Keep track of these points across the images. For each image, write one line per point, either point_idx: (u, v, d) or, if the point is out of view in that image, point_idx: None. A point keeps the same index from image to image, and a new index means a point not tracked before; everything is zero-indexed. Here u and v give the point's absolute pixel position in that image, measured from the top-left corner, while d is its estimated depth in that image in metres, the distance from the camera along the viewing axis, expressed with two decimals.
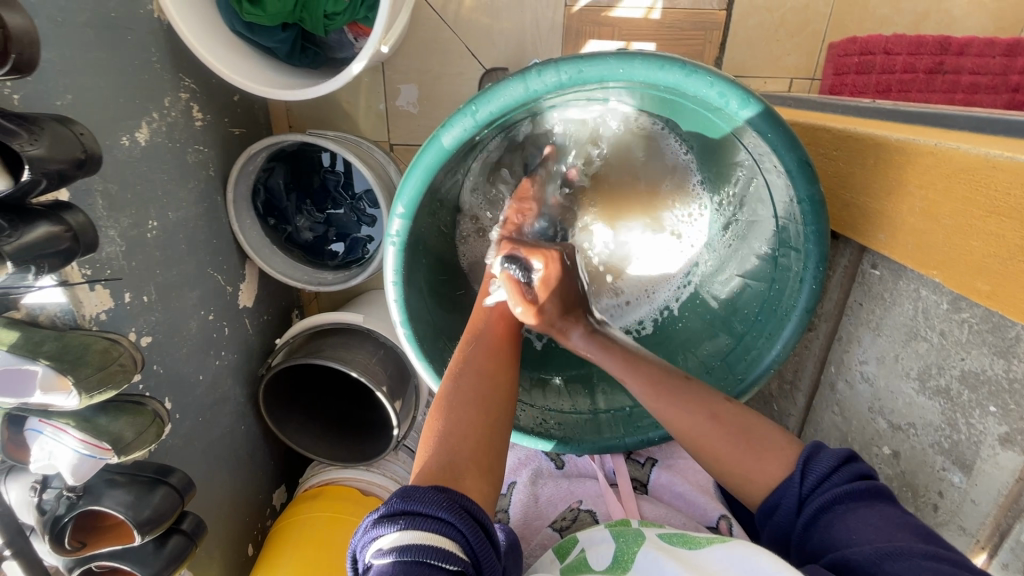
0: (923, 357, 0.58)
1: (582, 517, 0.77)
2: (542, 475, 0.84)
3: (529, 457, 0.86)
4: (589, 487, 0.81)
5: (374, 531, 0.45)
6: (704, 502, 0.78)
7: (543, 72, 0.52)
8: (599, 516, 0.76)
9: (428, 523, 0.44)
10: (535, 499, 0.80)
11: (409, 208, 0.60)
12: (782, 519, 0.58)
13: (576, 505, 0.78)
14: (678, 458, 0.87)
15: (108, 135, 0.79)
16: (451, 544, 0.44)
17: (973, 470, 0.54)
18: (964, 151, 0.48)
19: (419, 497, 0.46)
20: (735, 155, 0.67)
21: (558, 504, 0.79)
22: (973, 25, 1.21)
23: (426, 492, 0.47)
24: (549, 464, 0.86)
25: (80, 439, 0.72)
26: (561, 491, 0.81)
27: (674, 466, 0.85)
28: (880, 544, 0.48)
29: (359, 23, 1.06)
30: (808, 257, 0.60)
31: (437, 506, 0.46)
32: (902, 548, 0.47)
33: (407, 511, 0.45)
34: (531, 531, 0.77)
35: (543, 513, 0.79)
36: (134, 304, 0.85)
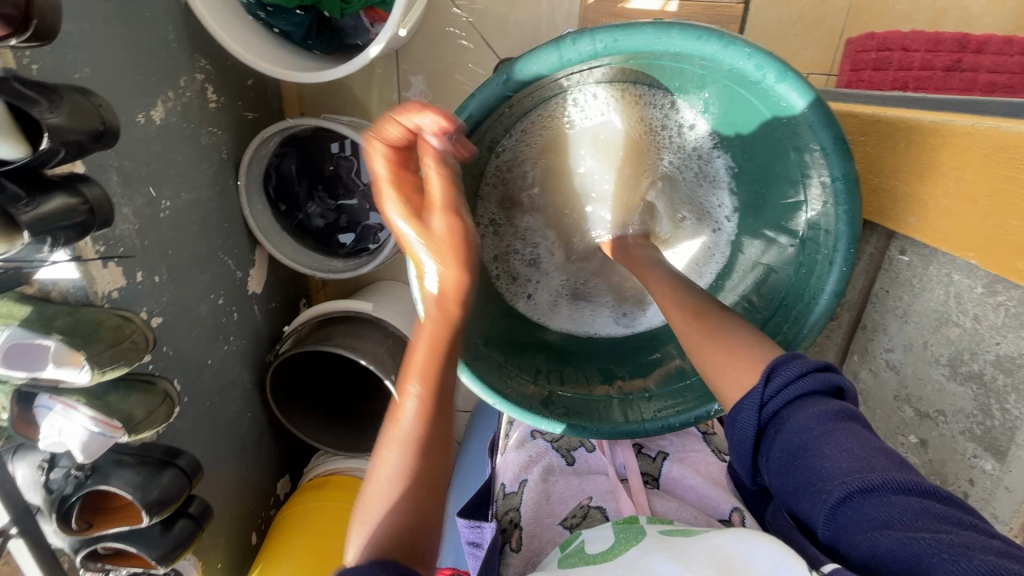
0: (954, 343, 0.57)
1: (593, 513, 0.76)
2: (553, 471, 0.83)
3: (539, 454, 0.85)
4: (599, 483, 0.80)
5: None
6: (716, 493, 0.77)
7: (578, 40, 0.51)
8: (610, 513, 0.75)
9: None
10: (546, 496, 0.79)
11: (436, 179, 0.58)
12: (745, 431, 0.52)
13: (586, 502, 0.77)
14: (691, 452, 0.86)
15: (124, 111, 0.78)
16: None
17: (1007, 457, 0.52)
18: (1006, 129, 0.47)
19: None
20: (767, 136, 0.65)
21: (569, 501, 0.78)
22: (992, 23, 1.20)
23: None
24: (560, 462, 0.85)
25: (91, 417, 0.71)
26: (571, 488, 0.80)
27: (686, 459, 0.85)
28: (847, 475, 0.43)
29: (377, 8, 1.06)
30: (839, 238, 0.58)
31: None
32: (871, 481, 0.42)
33: None
34: (542, 528, 0.76)
35: (554, 510, 0.78)
36: (146, 284, 0.85)
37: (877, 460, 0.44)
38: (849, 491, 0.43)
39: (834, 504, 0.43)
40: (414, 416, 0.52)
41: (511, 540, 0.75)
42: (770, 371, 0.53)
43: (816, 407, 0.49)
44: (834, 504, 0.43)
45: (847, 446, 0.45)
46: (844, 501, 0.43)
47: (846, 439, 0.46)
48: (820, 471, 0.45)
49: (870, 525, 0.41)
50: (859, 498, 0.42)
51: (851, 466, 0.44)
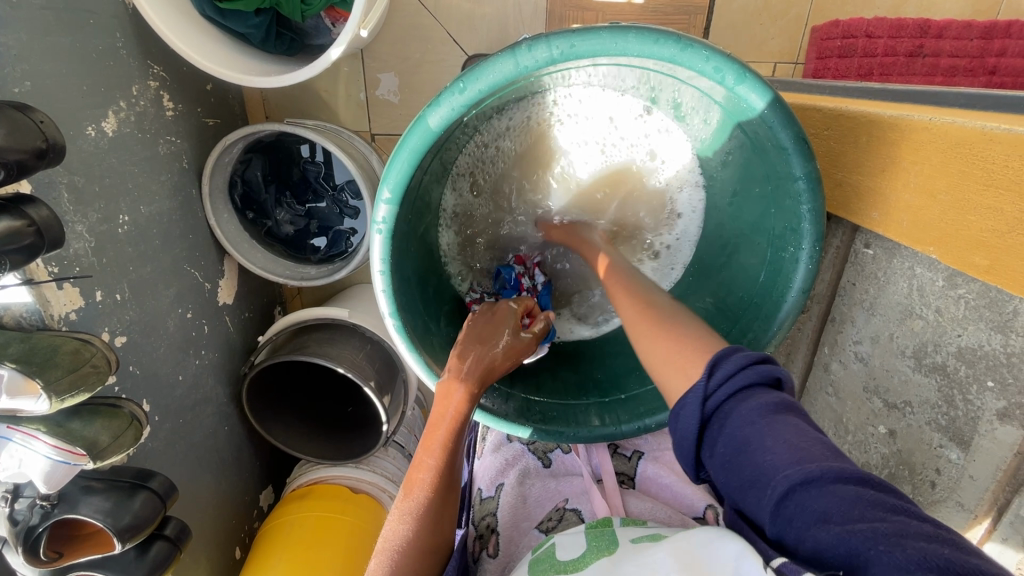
0: (918, 335, 0.58)
1: (568, 516, 0.75)
2: (530, 474, 0.82)
3: (517, 457, 0.84)
4: (574, 484, 0.80)
5: None
6: (691, 493, 0.77)
7: (533, 47, 0.50)
8: (585, 514, 0.75)
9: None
10: (522, 499, 0.79)
11: (396, 193, 0.57)
12: (686, 420, 0.47)
13: (562, 505, 0.77)
14: (665, 450, 0.86)
15: (72, 125, 0.75)
16: None
17: (970, 446, 0.53)
18: (959, 124, 0.48)
19: None
20: (731, 135, 0.65)
21: (546, 504, 0.78)
22: (951, 9, 1.22)
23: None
24: (535, 463, 0.84)
25: (52, 445, 0.68)
26: (548, 491, 0.80)
27: (661, 458, 0.85)
28: (792, 466, 0.39)
29: (337, 8, 1.03)
30: (804, 236, 0.59)
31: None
32: (814, 472, 0.38)
33: None
34: (518, 532, 0.75)
35: (531, 514, 0.78)
36: (106, 302, 0.81)
37: (817, 451, 0.39)
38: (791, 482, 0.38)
39: (779, 505, 0.39)
40: (427, 481, 0.56)
41: (488, 546, 0.75)
42: (710, 364, 0.48)
43: (752, 397, 0.45)
44: (777, 499, 0.39)
45: (790, 437, 0.40)
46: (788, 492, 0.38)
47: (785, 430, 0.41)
48: (762, 467, 0.40)
49: (813, 519, 0.37)
50: (801, 494, 0.38)
51: (795, 457, 0.39)
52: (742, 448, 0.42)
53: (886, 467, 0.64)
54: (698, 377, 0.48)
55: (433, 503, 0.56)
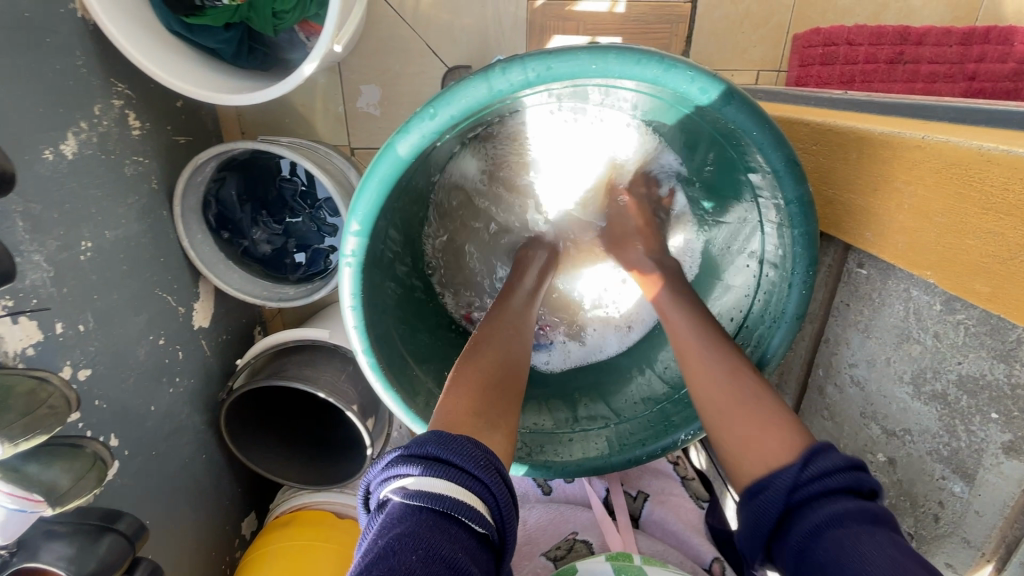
0: (916, 360, 0.56)
1: (579, 547, 0.72)
2: (529, 500, 0.82)
3: (517, 481, 0.84)
4: (583, 516, 0.77)
5: (402, 470, 0.47)
6: (699, 543, 0.75)
7: (508, 69, 0.47)
8: (595, 547, 0.72)
9: (463, 477, 0.47)
10: (524, 523, 0.77)
11: (365, 224, 0.54)
12: (766, 502, 0.48)
13: (572, 535, 0.74)
14: (671, 496, 0.83)
15: (27, 149, 0.71)
16: (478, 500, 0.46)
17: (975, 480, 0.51)
18: (954, 144, 0.46)
19: (456, 447, 0.48)
20: (718, 151, 0.63)
21: (553, 532, 0.75)
22: (930, 15, 1.22)
23: (463, 446, 0.49)
24: (535, 491, 0.84)
25: (8, 493, 0.63)
26: (551, 515, 0.78)
27: (668, 502, 0.81)
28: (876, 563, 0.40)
29: (311, 21, 1.00)
30: (796, 260, 0.57)
31: (469, 458, 0.48)
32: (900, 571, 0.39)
33: (441, 459, 0.47)
34: (522, 558, 0.72)
35: (535, 539, 0.75)
36: (68, 335, 0.77)
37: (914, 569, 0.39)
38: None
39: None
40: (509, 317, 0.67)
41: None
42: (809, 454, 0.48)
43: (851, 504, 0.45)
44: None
45: (897, 558, 0.40)
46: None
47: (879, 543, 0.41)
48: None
49: None
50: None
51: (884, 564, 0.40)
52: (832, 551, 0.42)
53: (887, 497, 0.62)
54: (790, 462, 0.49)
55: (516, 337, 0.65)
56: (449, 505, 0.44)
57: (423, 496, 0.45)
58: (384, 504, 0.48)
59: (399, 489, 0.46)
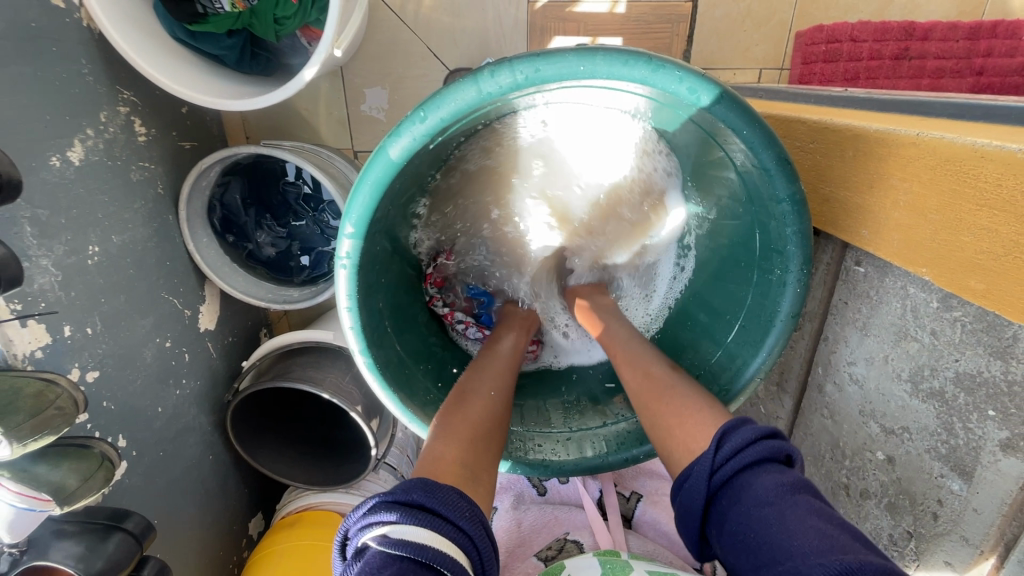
0: (914, 358, 0.55)
1: (569, 547, 0.73)
2: (523, 500, 0.82)
3: (512, 481, 0.85)
4: (575, 517, 0.78)
5: (386, 517, 0.46)
6: (689, 541, 0.75)
7: (496, 72, 0.48)
8: (586, 546, 0.73)
9: (447, 527, 0.45)
10: (517, 524, 0.78)
11: (359, 227, 0.55)
12: (694, 487, 0.51)
13: (563, 536, 0.75)
14: (666, 495, 0.83)
15: (35, 156, 0.72)
16: (463, 557, 0.44)
17: (973, 477, 0.51)
18: (947, 140, 0.45)
19: (443, 498, 0.48)
20: (711, 153, 0.63)
21: (544, 533, 0.76)
22: (936, 10, 1.21)
23: (450, 496, 0.48)
24: (530, 491, 0.84)
25: (16, 492, 0.64)
26: (544, 515, 0.79)
27: (662, 501, 0.82)
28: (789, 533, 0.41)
29: (312, 27, 1.01)
30: (790, 259, 0.57)
31: (460, 514, 0.47)
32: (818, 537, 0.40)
33: (427, 509, 0.46)
34: (514, 559, 0.74)
35: (527, 540, 0.76)
36: (76, 337, 0.79)
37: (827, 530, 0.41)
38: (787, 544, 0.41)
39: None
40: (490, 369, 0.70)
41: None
42: (721, 437, 0.51)
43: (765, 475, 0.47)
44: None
45: (812, 522, 0.42)
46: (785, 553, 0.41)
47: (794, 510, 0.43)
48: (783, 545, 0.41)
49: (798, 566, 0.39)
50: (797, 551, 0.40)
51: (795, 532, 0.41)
52: (754, 525, 0.44)
53: (886, 496, 0.61)
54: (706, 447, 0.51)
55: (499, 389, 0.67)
56: (432, 556, 0.42)
57: (407, 545, 0.43)
58: (362, 551, 0.45)
59: (381, 538, 0.44)
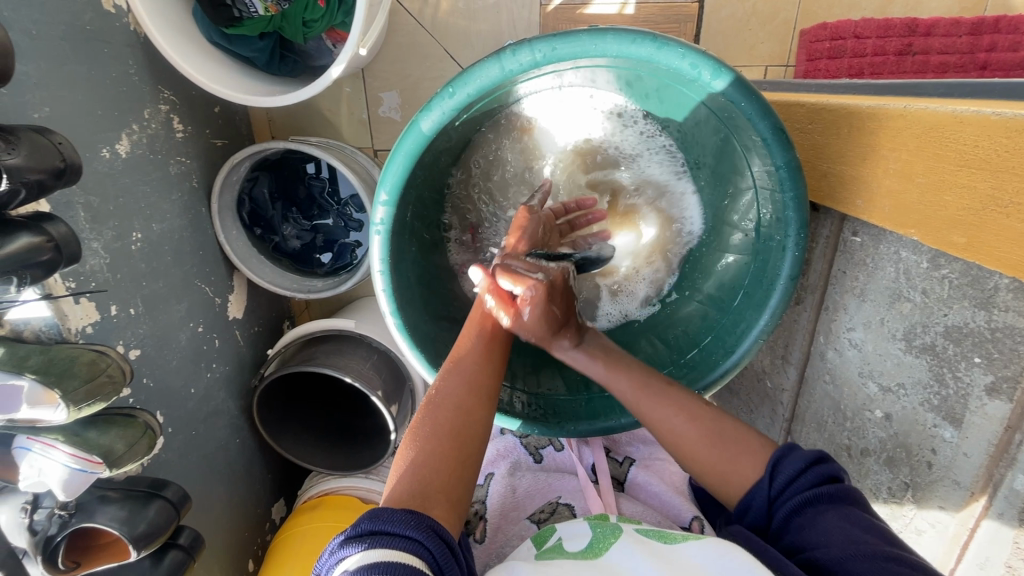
0: (907, 317, 0.59)
1: (561, 510, 0.77)
2: (519, 467, 0.85)
3: (508, 448, 0.87)
4: (567, 483, 0.82)
5: (340, 553, 0.45)
6: (678, 503, 0.78)
7: (517, 51, 0.53)
8: (577, 510, 0.77)
9: (398, 542, 0.44)
10: (512, 489, 0.81)
11: (392, 195, 0.61)
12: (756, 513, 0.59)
13: (555, 499, 0.79)
14: (657, 460, 0.88)
15: (87, 147, 0.79)
16: (417, 561, 0.43)
17: (963, 423, 0.54)
18: (932, 110, 0.50)
19: (386, 517, 0.46)
20: (718, 129, 0.67)
21: (538, 498, 0.80)
22: (938, 7, 1.25)
23: (396, 514, 0.47)
24: (527, 459, 0.87)
25: (70, 453, 0.70)
26: (538, 483, 0.82)
27: (652, 466, 0.86)
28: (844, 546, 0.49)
29: (337, 29, 1.07)
30: (789, 224, 0.61)
31: (404, 525, 0.46)
32: (864, 549, 0.48)
33: (375, 531, 0.45)
34: (507, 522, 0.77)
35: (521, 505, 0.79)
36: (121, 317, 0.84)
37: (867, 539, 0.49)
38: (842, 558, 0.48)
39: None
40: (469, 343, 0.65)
41: (475, 532, 0.76)
42: (774, 462, 0.58)
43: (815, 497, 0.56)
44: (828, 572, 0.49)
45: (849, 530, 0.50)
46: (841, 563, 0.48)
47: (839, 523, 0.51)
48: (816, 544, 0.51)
49: None
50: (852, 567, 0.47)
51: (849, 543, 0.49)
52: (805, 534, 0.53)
53: (885, 451, 0.65)
54: (762, 476, 0.59)
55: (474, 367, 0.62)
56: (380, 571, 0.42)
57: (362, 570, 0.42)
58: None
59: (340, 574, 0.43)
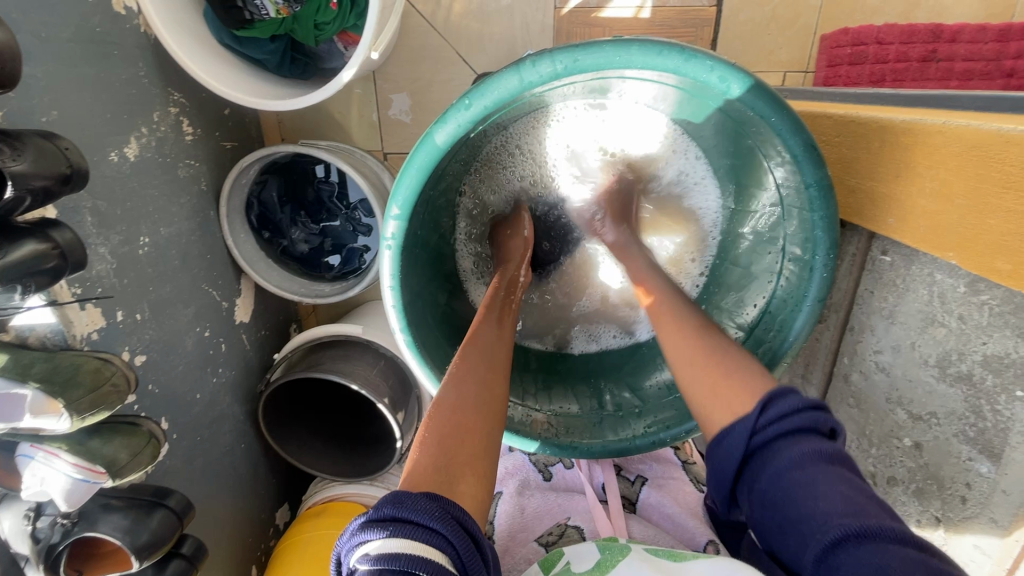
0: (941, 343, 0.57)
1: (569, 533, 0.75)
2: (529, 486, 0.84)
3: (517, 468, 0.86)
4: (577, 503, 0.79)
5: (360, 537, 0.42)
6: (693, 526, 0.76)
7: (538, 62, 0.51)
8: (587, 533, 0.74)
9: (422, 533, 0.41)
10: (520, 509, 0.79)
11: (405, 209, 0.59)
12: (729, 448, 0.52)
13: (564, 521, 0.77)
14: (669, 479, 0.86)
15: (96, 151, 0.78)
16: (440, 557, 0.40)
17: (1002, 459, 0.52)
18: (974, 128, 0.47)
19: (411, 503, 0.43)
20: (743, 142, 0.65)
21: (546, 519, 0.78)
22: (964, 12, 1.21)
23: (419, 501, 0.44)
24: (536, 477, 0.86)
25: (73, 463, 0.69)
26: (547, 504, 0.80)
27: (665, 486, 0.84)
28: (843, 518, 0.42)
29: (349, 32, 1.05)
30: (818, 244, 0.59)
31: (431, 517, 0.42)
32: (869, 526, 0.41)
33: (398, 518, 0.42)
34: (515, 544, 0.75)
35: (529, 526, 0.77)
36: (127, 322, 0.83)
37: (871, 509, 0.43)
38: (843, 533, 0.42)
39: (823, 553, 0.42)
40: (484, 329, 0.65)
41: None
42: (765, 401, 0.52)
43: (801, 443, 0.49)
44: (823, 541, 0.42)
45: (843, 490, 0.44)
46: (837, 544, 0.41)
47: (837, 484, 0.45)
48: (806, 505, 0.45)
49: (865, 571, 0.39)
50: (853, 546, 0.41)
51: (847, 511, 0.43)
52: (790, 491, 0.47)
53: (914, 481, 0.62)
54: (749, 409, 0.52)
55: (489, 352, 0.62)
56: (404, 564, 0.39)
57: (385, 561, 0.39)
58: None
59: (360, 560, 0.41)
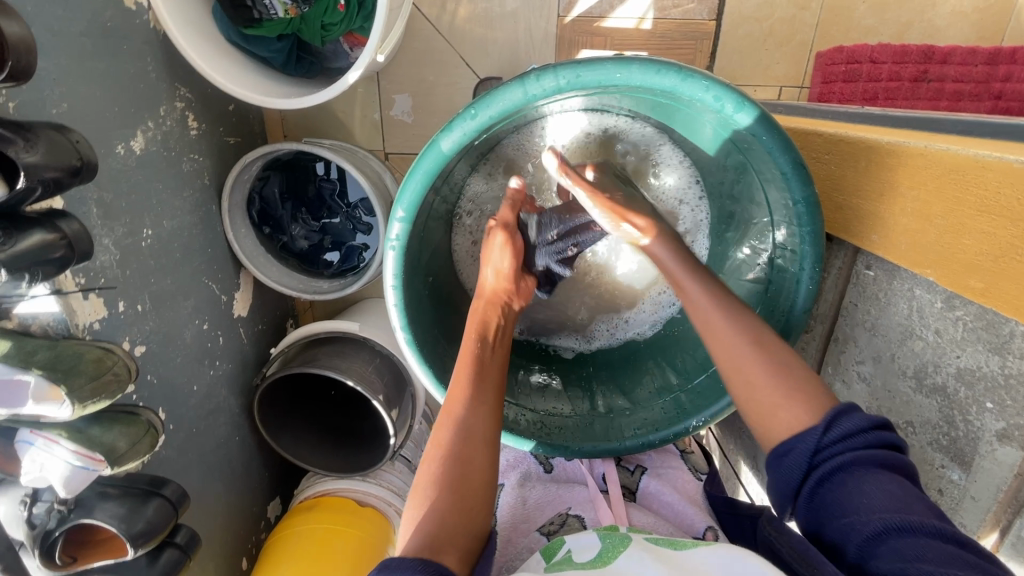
0: (919, 355, 0.59)
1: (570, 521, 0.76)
2: (530, 477, 0.85)
3: (517, 460, 0.88)
4: (577, 493, 0.81)
5: None
6: (692, 513, 0.78)
7: (542, 76, 0.53)
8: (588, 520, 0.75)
9: None
10: (522, 501, 0.81)
11: (409, 211, 0.61)
12: (791, 461, 0.53)
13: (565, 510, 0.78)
14: (668, 469, 0.88)
15: (103, 143, 0.79)
16: None
17: (972, 466, 0.55)
18: (951, 152, 0.50)
19: (395, 565, 0.47)
20: (735, 158, 0.67)
21: (547, 509, 0.79)
22: (956, 35, 1.25)
23: (403, 561, 0.47)
24: (537, 469, 0.88)
25: (73, 450, 0.70)
26: (548, 495, 0.82)
27: (664, 475, 0.86)
28: (888, 515, 0.47)
29: (356, 33, 1.07)
30: (804, 257, 0.62)
31: (415, 571, 0.46)
32: (912, 523, 0.45)
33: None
34: (517, 534, 0.76)
35: (530, 517, 0.78)
36: (128, 313, 0.84)
37: (916, 508, 0.47)
38: (885, 528, 0.46)
39: (868, 542, 0.47)
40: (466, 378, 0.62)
41: None
42: (829, 419, 0.53)
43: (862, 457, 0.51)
44: (869, 537, 0.47)
45: (889, 490, 0.48)
46: (881, 537, 0.46)
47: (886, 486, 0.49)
48: (859, 506, 0.49)
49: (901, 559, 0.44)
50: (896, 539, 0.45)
51: (894, 509, 0.47)
52: (840, 494, 0.50)
53: None
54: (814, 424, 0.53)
55: (470, 408, 0.59)
56: None
57: None
58: None
59: None
